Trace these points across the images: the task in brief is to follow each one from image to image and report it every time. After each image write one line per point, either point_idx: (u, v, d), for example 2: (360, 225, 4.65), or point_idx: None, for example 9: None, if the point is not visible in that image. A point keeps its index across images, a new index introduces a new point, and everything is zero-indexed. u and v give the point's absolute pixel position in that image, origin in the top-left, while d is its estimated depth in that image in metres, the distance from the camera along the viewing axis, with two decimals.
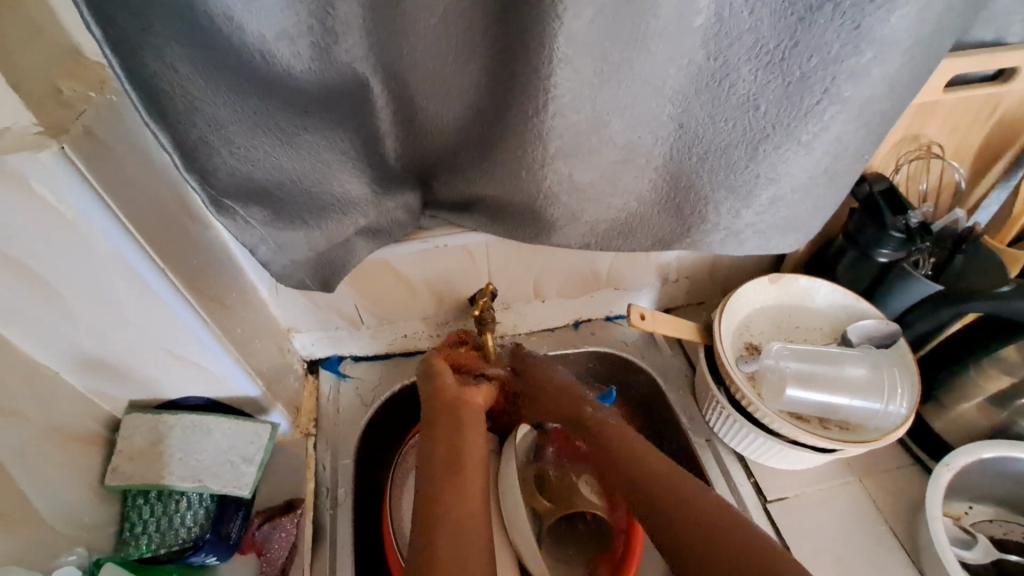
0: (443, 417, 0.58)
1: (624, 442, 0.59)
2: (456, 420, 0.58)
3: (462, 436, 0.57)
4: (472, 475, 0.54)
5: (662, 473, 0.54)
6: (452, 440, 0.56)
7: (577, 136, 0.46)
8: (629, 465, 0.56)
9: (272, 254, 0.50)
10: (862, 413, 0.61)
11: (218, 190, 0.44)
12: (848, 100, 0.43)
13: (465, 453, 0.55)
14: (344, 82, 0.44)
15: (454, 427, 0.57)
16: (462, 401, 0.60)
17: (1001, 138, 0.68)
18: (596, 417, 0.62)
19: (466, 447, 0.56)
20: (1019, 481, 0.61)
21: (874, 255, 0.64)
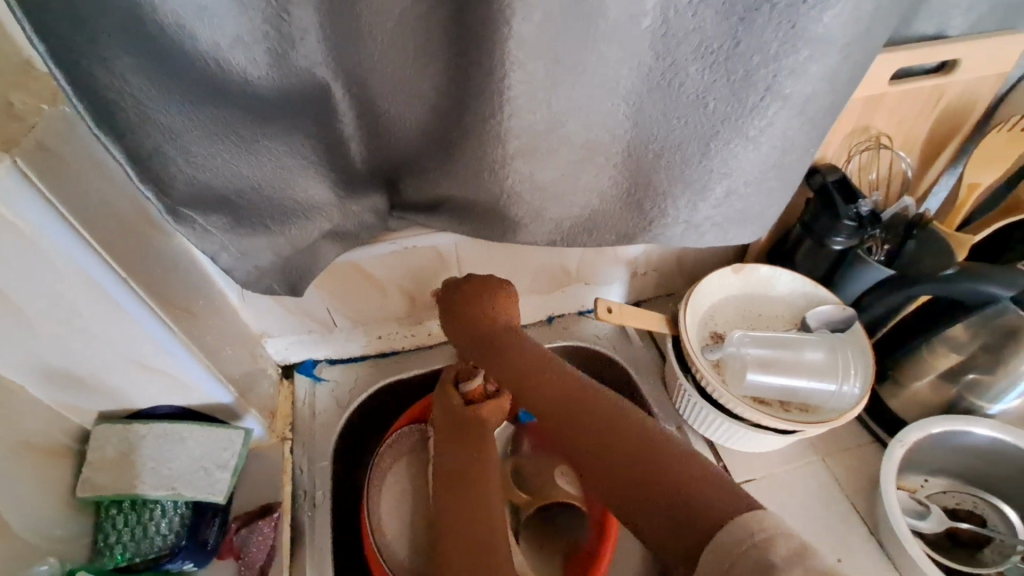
0: (449, 433, 0.60)
1: (586, 421, 0.46)
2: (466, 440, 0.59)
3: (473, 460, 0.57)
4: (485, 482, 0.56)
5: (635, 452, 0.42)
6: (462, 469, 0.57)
7: (534, 136, 0.47)
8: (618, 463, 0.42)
9: (235, 262, 0.50)
10: (819, 395, 0.63)
11: (175, 199, 0.44)
12: (791, 97, 0.44)
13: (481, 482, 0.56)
14: (304, 86, 0.44)
15: (464, 448, 0.58)
16: (473, 422, 0.60)
17: (946, 127, 0.71)
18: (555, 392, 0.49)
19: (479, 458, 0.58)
20: (971, 453, 0.63)
21: (829, 243, 0.67)
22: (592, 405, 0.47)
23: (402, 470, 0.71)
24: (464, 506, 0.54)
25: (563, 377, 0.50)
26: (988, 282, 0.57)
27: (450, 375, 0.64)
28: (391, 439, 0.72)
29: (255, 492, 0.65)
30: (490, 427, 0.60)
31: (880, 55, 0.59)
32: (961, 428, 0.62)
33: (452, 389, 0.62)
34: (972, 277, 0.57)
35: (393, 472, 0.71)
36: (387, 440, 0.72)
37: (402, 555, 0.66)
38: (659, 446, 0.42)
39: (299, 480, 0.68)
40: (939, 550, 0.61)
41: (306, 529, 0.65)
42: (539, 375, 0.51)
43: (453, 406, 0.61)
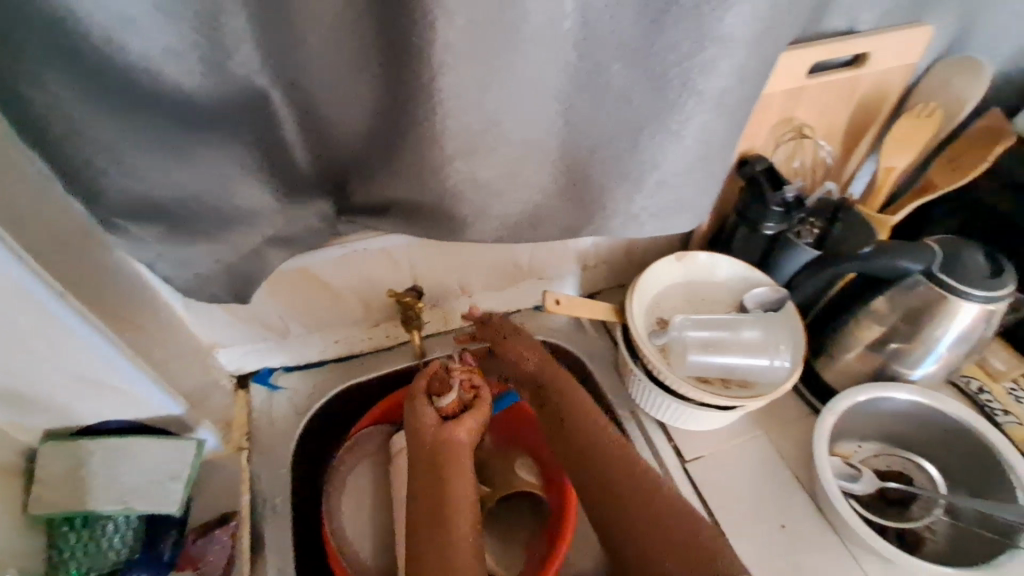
0: (424, 457, 0.61)
1: (613, 480, 0.61)
2: (438, 467, 0.60)
3: (446, 491, 0.59)
4: (457, 519, 0.57)
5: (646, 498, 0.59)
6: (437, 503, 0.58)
7: (470, 137, 0.49)
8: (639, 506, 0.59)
9: (174, 270, 0.50)
10: (756, 371, 0.67)
11: (109, 210, 0.44)
12: (706, 92, 0.47)
13: (452, 518, 0.57)
14: (241, 93, 0.45)
15: (439, 478, 0.60)
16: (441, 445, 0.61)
17: (863, 117, 0.75)
18: (592, 452, 0.63)
19: (450, 490, 0.59)
20: (896, 418, 0.68)
21: (761, 229, 0.71)
22: (598, 433, 0.63)
23: (365, 470, 0.72)
24: (440, 546, 0.55)
25: (605, 438, 0.63)
26: (899, 257, 0.61)
27: (420, 387, 0.65)
28: (353, 441, 0.71)
29: (213, 502, 0.65)
30: (463, 449, 0.62)
31: (784, 52, 0.63)
32: (883, 393, 0.67)
33: (421, 405, 0.64)
34: (888, 253, 0.62)
35: (356, 473, 0.72)
36: (347, 442, 0.71)
37: (364, 554, 0.66)
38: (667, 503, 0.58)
39: (258, 489, 0.68)
40: (870, 508, 0.66)
41: (266, 535, 0.65)
42: (580, 427, 0.64)
43: (425, 427, 0.62)
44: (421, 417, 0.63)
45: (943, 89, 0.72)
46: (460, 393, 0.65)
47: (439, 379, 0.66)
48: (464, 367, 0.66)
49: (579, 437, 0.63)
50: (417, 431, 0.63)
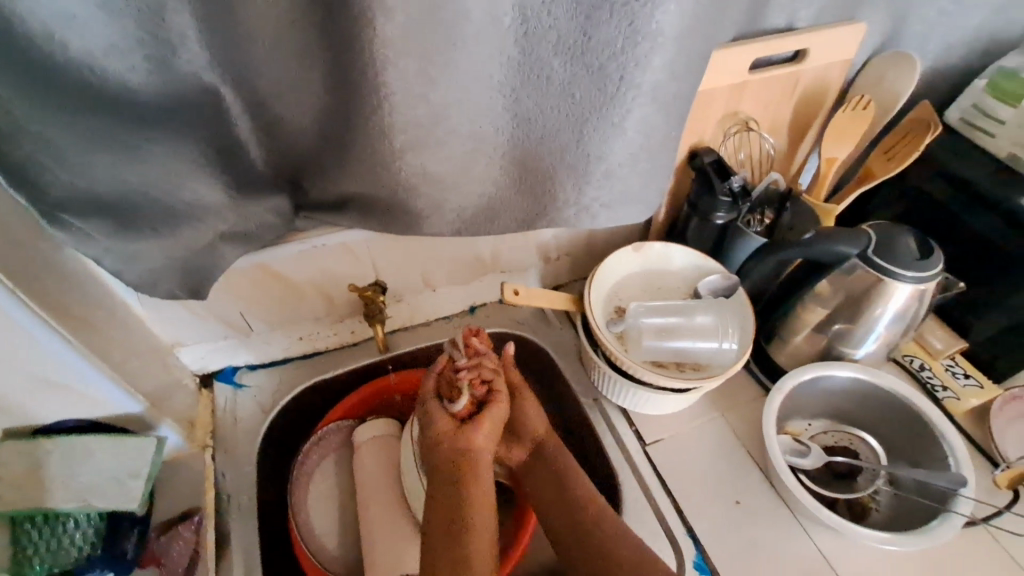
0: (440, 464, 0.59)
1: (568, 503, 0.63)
2: (455, 472, 0.58)
3: (465, 499, 0.57)
4: (479, 528, 0.56)
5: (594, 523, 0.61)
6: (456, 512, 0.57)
7: (419, 130, 0.50)
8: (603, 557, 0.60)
9: (123, 266, 0.50)
10: (707, 354, 0.69)
11: (55, 204, 0.44)
12: (642, 86, 0.50)
13: (472, 527, 0.56)
14: (188, 90, 0.46)
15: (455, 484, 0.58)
16: (460, 449, 0.59)
17: (807, 110, 0.79)
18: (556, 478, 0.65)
19: (469, 498, 0.57)
20: (840, 394, 0.71)
21: (712, 218, 0.74)
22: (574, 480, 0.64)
23: (331, 465, 0.73)
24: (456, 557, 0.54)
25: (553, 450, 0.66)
26: (837, 244, 0.65)
27: (431, 389, 0.63)
28: (319, 436, 0.73)
29: (177, 499, 0.66)
30: (482, 453, 0.60)
31: (712, 55, 0.66)
32: (826, 371, 0.70)
33: (435, 409, 0.61)
34: (829, 239, 0.65)
35: (322, 468, 0.72)
36: (312, 438, 0.72)
37: (330, 547, 0.67)
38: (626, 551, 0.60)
39: (223, 486, 0.68)
40: (820, 482, 0.69)
41: (232, 532, 0.65)
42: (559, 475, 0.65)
43: (441, 432, 0.60)
44: (435, 421, 0.60)
45: (878, 83, 0.76)
46: (473, 391, 0.61)
47: (449, 381, 0.62)
48: (474, 363, 0.62)
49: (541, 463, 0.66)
50: (432, 435, 0.60)
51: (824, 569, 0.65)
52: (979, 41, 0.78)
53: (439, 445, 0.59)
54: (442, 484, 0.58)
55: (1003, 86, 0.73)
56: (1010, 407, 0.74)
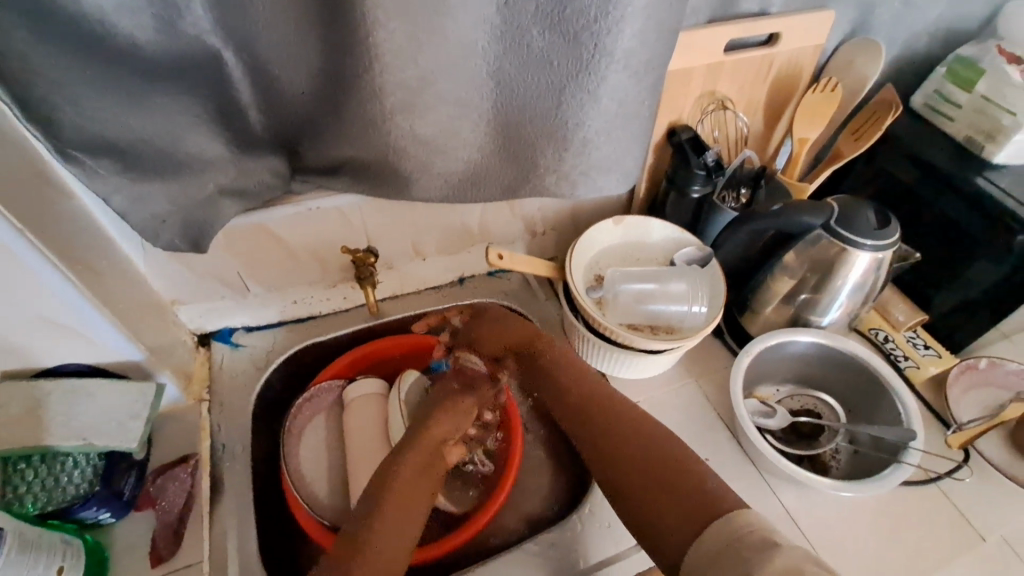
0: (420, 450, 0.65)
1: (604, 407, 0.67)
2: (425, 465, 0.64)
3: (420, 487, 0.63)
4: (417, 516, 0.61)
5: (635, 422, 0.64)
6: (408, 486, 0.62)
7: (407, 93, 0.54)
8: (642, 459, 0.61)
9: (129, 206, 0.53)
10: (678, 316, 0.74)
11: (65, 142, 0.48)
12: (615, 55, 0.54)
13: (417, 502, 0.62)
14: (194, 51, 0.49)
15: (418, 470, 0.64)
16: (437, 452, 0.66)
17: (781, 93, 0.83)
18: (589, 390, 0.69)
19: (423, 483, 0.63)
20: (804, 359, 0.75)
21: (688, 192, 0.78)
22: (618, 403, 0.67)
23: (321, 422, 0.76)
24: (400, 518, 0.60)
25: (575, 370, 0.71)
26: (800, 215, 0.68)
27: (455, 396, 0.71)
28: (312, 393, 0.76)
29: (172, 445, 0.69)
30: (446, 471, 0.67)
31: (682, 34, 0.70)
32: (791, 337, 0.74)
33: (449, 414, 0.69)
34: (794, 210, 0.69)
35: (312, 424, 0.75)
36: (305, 394, 0.76)
37: (319, 493, 0.70)
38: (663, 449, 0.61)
39: (217, 435, 0.71)
40: (786, 442, 0.72)
41: (225, 478, 0.67)
42: (600, 404, 0.67)
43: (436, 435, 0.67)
44: (440, 423, 0.68)
45: (848, 67, 0.80)
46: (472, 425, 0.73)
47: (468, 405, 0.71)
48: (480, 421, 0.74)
49: (569, 379, 0.71)
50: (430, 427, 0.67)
51: (790, 524, 0.69)
52: (940, 32, 0.83)
53: (424, 440, 0.66)
54: (420, 447, 0.65)
55: (961, 75, 0.78)
56: (963, 375, 0.80)
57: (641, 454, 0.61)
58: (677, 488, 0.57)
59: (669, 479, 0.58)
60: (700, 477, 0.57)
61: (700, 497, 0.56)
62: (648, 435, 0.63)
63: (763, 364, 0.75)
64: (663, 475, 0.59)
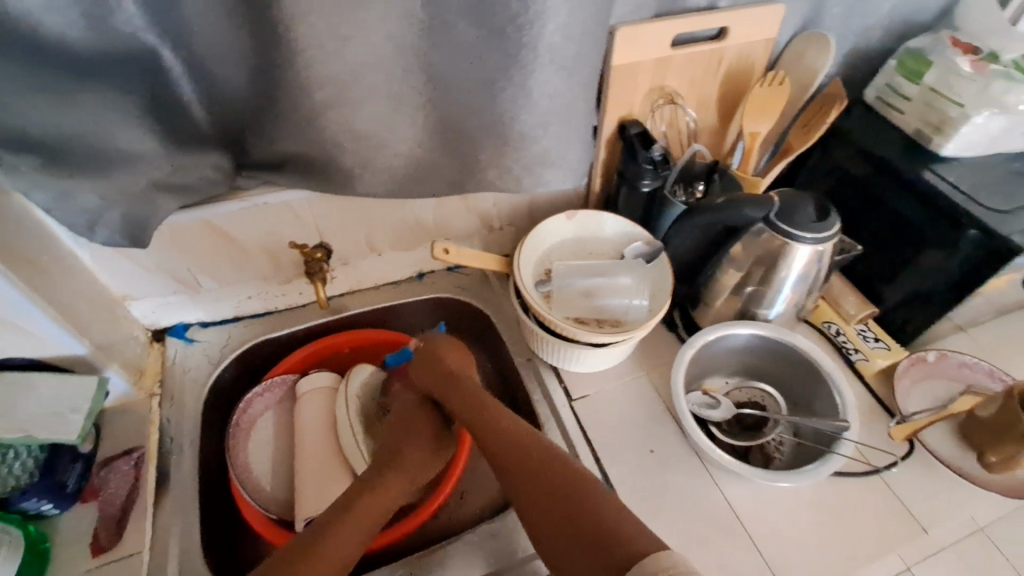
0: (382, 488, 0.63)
1: (562, 495, 0.57)
2: (379, 500, 0.63)
3: (365, 522, 0.61)
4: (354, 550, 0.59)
5: (592, 508, 0.55)
6: (355, 520, 0.60)
7: (338, 88, 0.55)
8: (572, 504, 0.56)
9: (55, 203, 0.54)
10: (621, 310, 0.74)
11: None
12: (541, 49, 0.55)
13: (359, 535, 0.60)
14: (127, 47, 0.50)
15: (369, 506, 0.62)
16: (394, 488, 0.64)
17: (733, 87, 0.83)
18: (547, 465, 0.60)
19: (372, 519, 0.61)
20: (747, 351, 0.76)
21: (638, 186, 0.78)
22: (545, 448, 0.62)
23: (272, 417, 0.77)
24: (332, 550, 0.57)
25: (523, 434, 0.63)
26: (744, 207, 0.68)
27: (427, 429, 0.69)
28: (264, 387, 0.77)
29: (121, 438, 0.70)
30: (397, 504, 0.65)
31: (624, 28, 0.70)
32: (730, 329, 0.74)
33: (414, 453, 0.67)
34: (740, 203, 0.68)
35: (263, 418, 0.76)
36: (257, 388, 0.77)
37: (264, 486, 0.71)
38: (584, 490, 0.57)
39: (167, 429, 0.72)
40: (728, 433, 0.73)
41: (171, 470, 0.68)
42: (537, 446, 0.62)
43: (401, 474, 0.65)
44: (408, 462, 0.66)
45: (799, 61, 0.81)
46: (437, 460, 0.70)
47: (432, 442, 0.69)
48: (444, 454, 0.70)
49: (517, 451, 0.62)
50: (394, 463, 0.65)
51: (729, 515, 0.70)
52: (893, 25, 0.83)
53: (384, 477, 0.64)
54: (356, 510, 0.61)
55: (911, 66, 0.78)
56: (913, 368, 0.80)
57: (570, 508, 0.56)
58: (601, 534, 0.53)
59: (593, 523, 0.54)
60: (607, 516, 0.54)
61: (615, 540, 0.52)
62: (573, 477, 0.59)
63: (704, 363, 0.76)
64: (601, 544, 0.53)
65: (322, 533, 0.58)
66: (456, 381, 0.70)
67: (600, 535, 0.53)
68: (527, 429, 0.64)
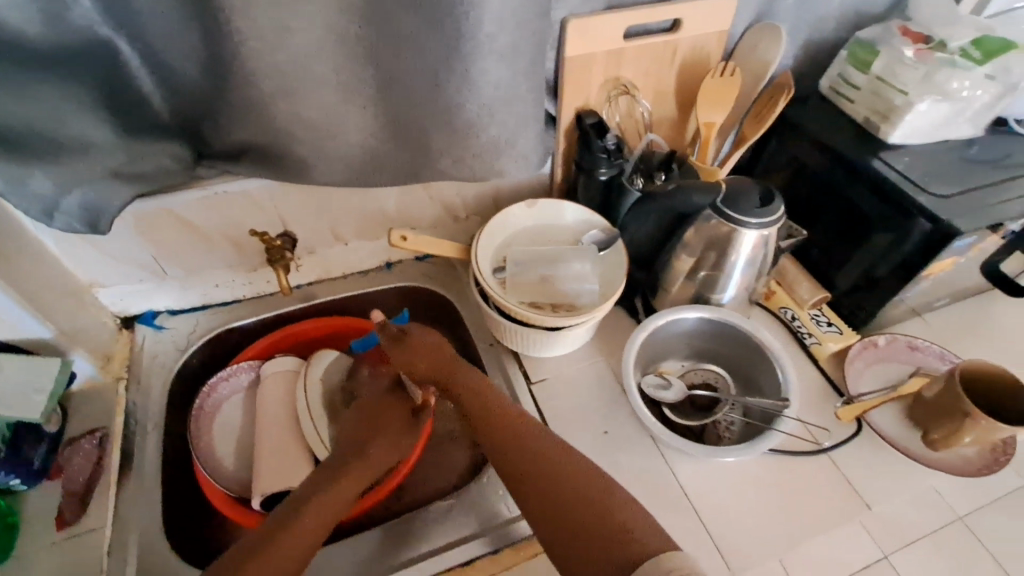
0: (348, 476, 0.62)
1: (567, 489, 0.56)
2: (346, 487, 0.61)
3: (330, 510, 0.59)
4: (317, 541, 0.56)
5: (602, 505, 0.54)
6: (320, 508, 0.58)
7: (284, 77, 0.57)
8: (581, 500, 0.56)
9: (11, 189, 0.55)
10: (574, 293, 0.77)
11: None
12: (481, 39, 0.56)
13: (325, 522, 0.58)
14: (79, 40, 0.51)
15: (335, 494, 0.60)
16: (360, 475, 0.63)
17: (689, 78, 0.85)
18: (550, 461, 0.59)
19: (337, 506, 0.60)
20: (698, 333, 0.78)
21: (595, 174, 0.80)
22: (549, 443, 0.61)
23: (236, 402, 0.79)
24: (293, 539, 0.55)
25: (538, 436, 0.62)
26: (693, 194, 0.70)
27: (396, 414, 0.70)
28: (229, 373, 0.79)
29: (88, 420, 0.72)
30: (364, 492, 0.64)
31: (575, 20, 0.71)
32: (678, 313, 0.75)
33: (382, 442, 0.66)
34: (690, 190, 0.70)
35: (227, 403, 0.78)
36: (221, 373, 0.79)
37: (228, 466, 0.74)
38: (591, 486, 0.56)
39: (132, 410, 0.74)
40: (680, 413, 0.75)
41: (135, 451, 0.71)
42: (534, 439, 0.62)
43: (368, 461, 0.64)
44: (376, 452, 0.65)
45: (752, 52, 0.83)
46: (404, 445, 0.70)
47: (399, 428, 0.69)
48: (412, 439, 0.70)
49: (529, 454, 0.60)
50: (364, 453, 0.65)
51: (678, 492, 0.72)
52: (847, 16, 0.85)
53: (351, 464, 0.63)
54: (323, 498, 0.59)
55: (859, 56, 0.80)
56: (866, 352, 0.82)
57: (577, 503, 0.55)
58: (611, 530, 0.52)
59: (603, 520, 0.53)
60: (616, 511, 0.54)
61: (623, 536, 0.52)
62: (577, 471, 0.58)
63: (656, 346, 0.78)
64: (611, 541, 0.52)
65: (291, 519, 0.56)
66: (457, 368, 0.68)
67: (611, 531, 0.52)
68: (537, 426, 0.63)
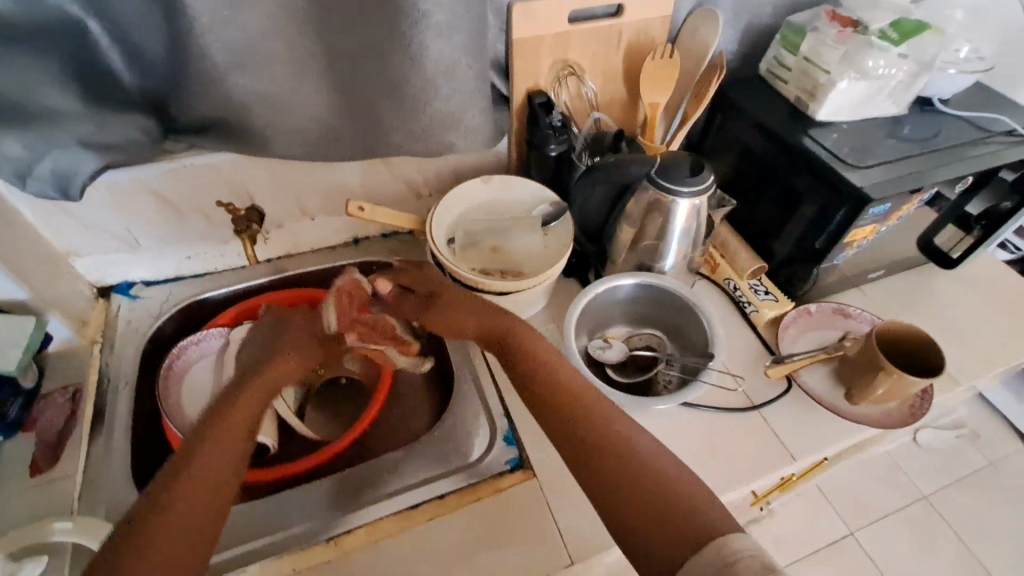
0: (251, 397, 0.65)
1: (631, 456, 0.58)
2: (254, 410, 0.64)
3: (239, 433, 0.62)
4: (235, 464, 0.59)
5: (668, 477, 0.56)
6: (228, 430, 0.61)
7: (239, 52, 0.62)
8: (647, 469, 0.57)
9: None
10: (519, 259, 0.84)
11: None
12: (421, 16, 0.61)
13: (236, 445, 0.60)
14: (51, 18, 0.56)
15: (242, 418, 0.63)
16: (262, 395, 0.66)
17: (634, 61, 0.90)
18: (610, 430, 0.61)
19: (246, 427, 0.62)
20: (639, 300, 0.83)
21: (546, 150, 0.85)
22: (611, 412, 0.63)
23: (203, 365, 0.84)
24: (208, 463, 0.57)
25: (601, 403, 0.64)
26: (630, 165, 0.76)
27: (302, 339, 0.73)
28: (199, 337, 0.83)
29: (64, 378, 0.77)
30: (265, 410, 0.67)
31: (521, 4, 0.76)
32: (616, 281, 0.80)
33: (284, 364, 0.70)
34: (633, 162, 0.76)
35: (196, 366, 0.84)
36: (190, 338, 0.83)
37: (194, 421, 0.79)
38: (655, 458, 0.58)
39: (106, 369, 0.79)
40: (620, 373, 0.81)
41: (108, 408, 0.76)
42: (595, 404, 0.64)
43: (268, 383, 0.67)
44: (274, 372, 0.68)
45: (693, 36, 0.88)
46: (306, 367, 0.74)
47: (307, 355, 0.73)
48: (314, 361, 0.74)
49: (587, 416, 0.62)
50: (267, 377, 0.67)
51: None
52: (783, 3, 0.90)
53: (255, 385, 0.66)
54: (229, 421, 0.62)
55: (790, 39, 0.85)
56: (800, 319, 0.88)
57: (640, 472, 0.56)
58: (678, 500, 0.53)
59: (667, 492, 0.54)
60: (678, 489, 0.54)
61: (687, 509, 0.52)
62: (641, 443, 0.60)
63: (600, 312, 0.83)
64: (678, 514, 0.52)
65: (198, 440, 0.59)
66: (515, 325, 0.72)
67: (679, 501, 0.53)
68: (619, 412, 0.63)
